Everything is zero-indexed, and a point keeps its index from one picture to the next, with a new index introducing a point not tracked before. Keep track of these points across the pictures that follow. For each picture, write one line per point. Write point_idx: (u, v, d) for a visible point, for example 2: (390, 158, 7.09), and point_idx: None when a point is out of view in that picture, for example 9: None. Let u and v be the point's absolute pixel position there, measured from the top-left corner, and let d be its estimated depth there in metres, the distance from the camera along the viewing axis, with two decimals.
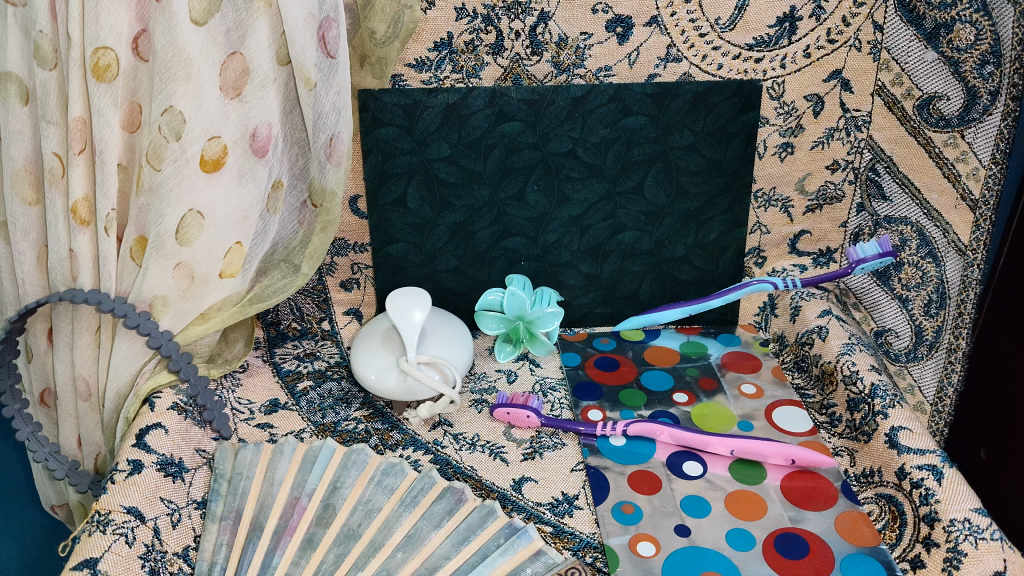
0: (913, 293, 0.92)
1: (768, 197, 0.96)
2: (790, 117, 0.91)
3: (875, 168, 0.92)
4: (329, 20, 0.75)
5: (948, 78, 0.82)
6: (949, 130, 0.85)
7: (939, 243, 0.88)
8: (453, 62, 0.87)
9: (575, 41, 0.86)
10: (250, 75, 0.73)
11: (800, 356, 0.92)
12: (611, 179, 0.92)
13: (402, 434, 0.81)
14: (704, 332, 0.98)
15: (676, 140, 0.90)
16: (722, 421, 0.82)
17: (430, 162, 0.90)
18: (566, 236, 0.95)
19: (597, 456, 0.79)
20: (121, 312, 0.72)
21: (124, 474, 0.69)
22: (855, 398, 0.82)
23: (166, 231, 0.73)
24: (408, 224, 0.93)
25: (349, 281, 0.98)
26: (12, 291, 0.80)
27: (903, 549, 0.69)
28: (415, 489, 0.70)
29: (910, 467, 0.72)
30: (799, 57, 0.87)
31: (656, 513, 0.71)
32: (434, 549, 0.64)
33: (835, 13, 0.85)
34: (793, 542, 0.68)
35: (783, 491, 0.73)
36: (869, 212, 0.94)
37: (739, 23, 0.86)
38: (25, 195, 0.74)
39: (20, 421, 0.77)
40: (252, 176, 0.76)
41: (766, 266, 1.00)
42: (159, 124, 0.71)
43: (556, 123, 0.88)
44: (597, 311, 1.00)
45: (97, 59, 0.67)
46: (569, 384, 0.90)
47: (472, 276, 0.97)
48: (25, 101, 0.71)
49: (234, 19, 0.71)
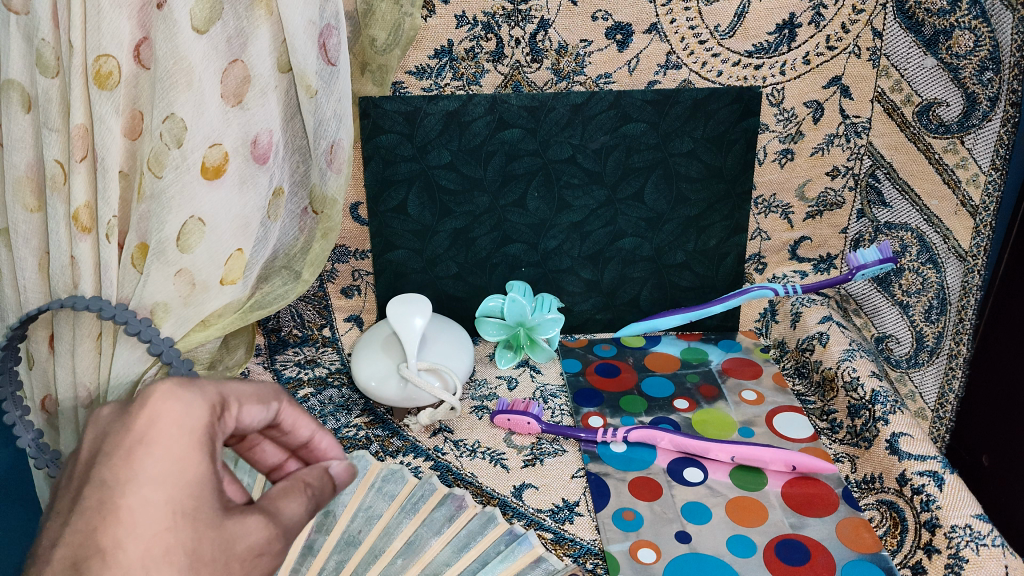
0: (914, 299, 0.91)
1: (769, 203, 0.96)
2: (790, 124, 0.91)
3: (875, 174, 0.92)
4: (329, 28, 0.75)
5: (948, 85, 0.81)
6: (948, 136, 0.83)
7: (939, 249, 0.87)
8: (453, 69, 0.86)
9: (574, 48, 0.86)
10: (250, 83, 0.73)
11: (800, 362, 0.92)
12: (611, 185, 0.92)
13: (402, 441, 0.82)
14: (704, 339, 0.98)
15: (676, 146, 0.90)
16: (723, 428, 0.82)
17: (431, 168, 0.90)
18: (567, 242, 0.95)
19: (597, 462, 0.79)
20: (121, 319, 0.72)
21: None
22: (855, 404, 0.82)
23: (166, 238, 0.73)
24: (408, 231, 0.94)
25: (350, 288, 0.98)
26: (12, 297, 0.80)
27: (904, 555, 0.68)
28: (415, 496, 0.70)
29: (911, 473, 0.72)
30: (799, 63, 0.88)
31: (657, 519, 0.71)
32: (434, 556, 0.64)
33: (835, 21, 0.85)
34: (793, 549, 0.67)
35: (783, 497, 0.73)
36: (869, 218, 0.95)
37: (739, 30, 0.86)
38: (26, 202, 0.74)
39: (20, 428, 0.76)
40: (252, 183, 0.77)
41: (766, 272, 1.01)
42: (159, 131, 0.71)
43: (556, 130, 0.89)
44: (598, 317, 1.00)
45: (98, 67, 0.67)
46: (569, 391, 0.90)
47: (472, 282, 0.97)
48: (26, 109, 0.71)
49: (235, 27, 0.71)
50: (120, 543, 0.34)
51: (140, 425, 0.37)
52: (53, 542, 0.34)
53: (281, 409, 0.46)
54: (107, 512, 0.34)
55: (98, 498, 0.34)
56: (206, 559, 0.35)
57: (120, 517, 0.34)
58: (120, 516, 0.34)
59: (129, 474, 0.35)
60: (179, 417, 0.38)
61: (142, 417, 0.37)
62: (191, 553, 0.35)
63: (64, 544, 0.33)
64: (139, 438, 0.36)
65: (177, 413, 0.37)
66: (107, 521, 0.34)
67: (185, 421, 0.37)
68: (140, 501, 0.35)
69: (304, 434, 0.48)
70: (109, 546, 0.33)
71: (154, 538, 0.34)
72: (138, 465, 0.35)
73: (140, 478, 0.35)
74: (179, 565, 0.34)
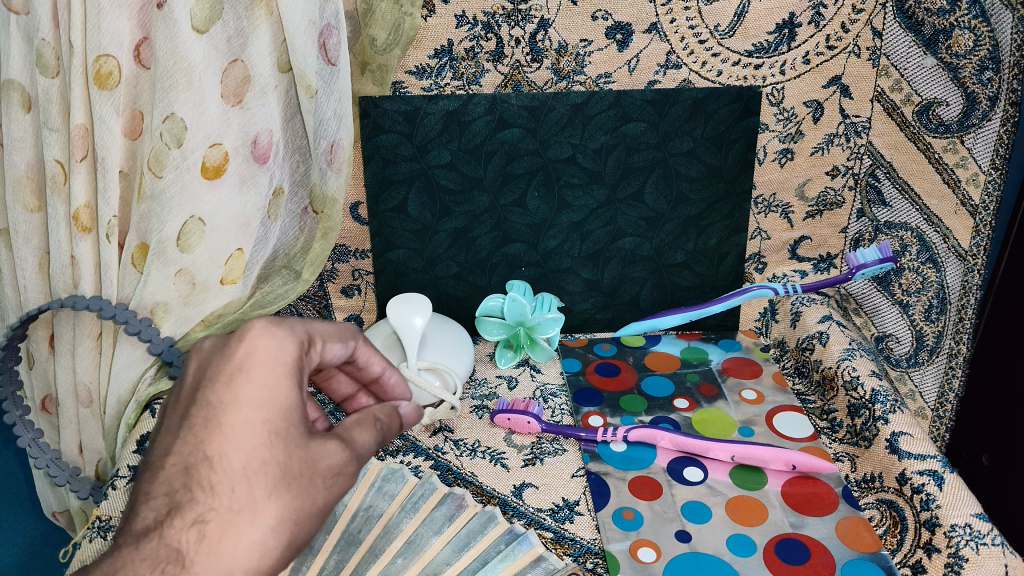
0: (914, 298, 0.91)
1: (768, 203, 0.96)
2: (790, 123, 0.91)
3: (875, 173, 0.92)
4: (329, 28, 0.75)
5: (948, 84, 0.82)
6: (948, 136, 0.84)
7: (939, 248, 0.87)
8: (453, 68, 0.86)
9: (574, 48, 0.86)
10: (250, 82, 0.73)
11: (801, 361, 0.92)
12: (611, 185, 0.92)
13: (403, 441, 0.82)
14: (704, 338, 0.98)
15: (676, 146, 0.90)
16: (722, 427, 0.82)
17: (431, 168, 0.90)
18: (567, 242, 0.95)
19: (597, 461, 0.79)
20: (121, 318, 0.73)
21: (125, 480, 0.71)
22: (855, 403, 0.82)
23: (167, 238, 0.73)
24: (408, 230, 0.94)
25: (350, 288, 0.98)
26: (12, 296, 0.80)
27: (904, 554, 0.68)
28: (416, 495, 0.70)
29: (910, 473, 0.72)
30: (799, 63, 0.88)
31: (657, 518, 0.71)
32: (435, 555, 0.64)
33: (835, 20, 0.85)
34: (794, 548, 0.67)
35: (783, 497, 0.73)
36: (869, 217, 0.95)
37: (739, 29, 0.86)
38: (26, 202, 0.74)
39: (21, 428, 0.77)
40: (253, 183, 0.77)
41: (766, 271, 1.01)
42: (160, 131, 0.71)
43: (556, 129, 0.89)
44: (597, 317, 1.00)
45: (98, 67, 0.67)
46: (569, 390, 0.90)
47: (472, 281, 0.97)
48: (27, 109, 0.71)
49: (235, 27, 0.71)
50: (223, 453, 0.43)
51: (239, 355, 0.45)
52: (168, 450, 0.43)
53: (357, 345, 0.54)
54: (211, 428, 0.43)
55: (204, 416, 0.43)
56: (294, 473, 0.43)
57: (222, 434, 0.43)
58: (222, 431, 0.43)
59: (231, 396, 0.44)
60: (275, 351, 0.45)
61: (242, 348, 0.45)
62: (278, 469, 0.43)
63: (177, 454, 0.43)
64: (238, 366, 0.44)
65: (273, 346, 0.45)
66: (212, 434, 0.43)
67: (278, 354, 0.45)
68: (241, 419, 0.43)
69: (378, 369, 0.58)
70: (214, 454, 0.42)
71: (251, 451, 0.43)
72: (238, 389, 0.44)
73: (239, 401, 0.43)
74: (271, 476, 0.43)
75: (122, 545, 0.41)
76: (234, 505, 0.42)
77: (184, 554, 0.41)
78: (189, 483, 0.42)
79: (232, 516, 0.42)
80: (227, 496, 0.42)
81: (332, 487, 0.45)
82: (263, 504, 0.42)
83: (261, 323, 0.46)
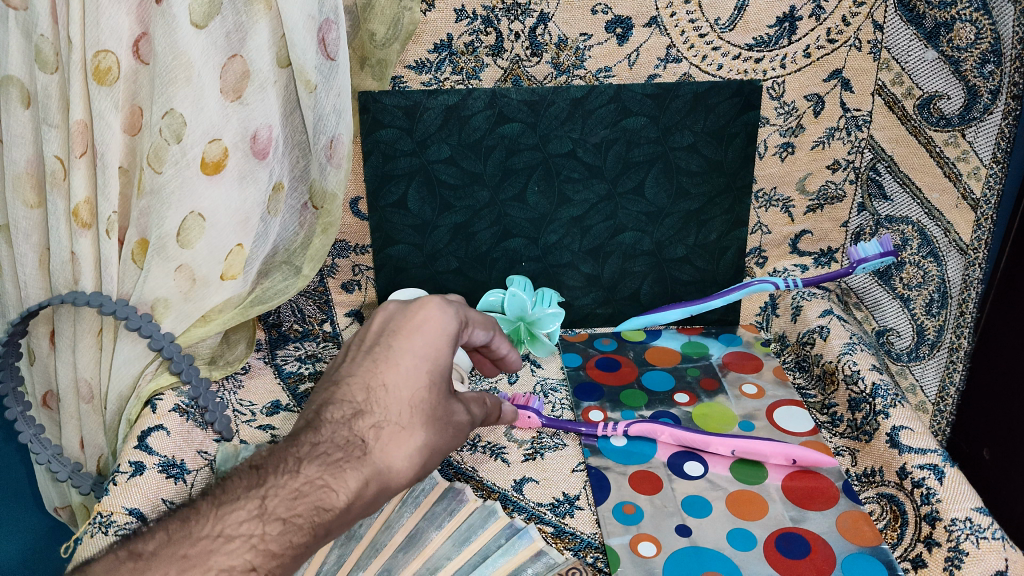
0: (914, 292, 0.91)
1: (768, 197, 0.95)
2: (790, 117, 0.90)
3: (875, 168, 0.91)
4: (329, 23, 0.75)
5: (948, 78, 0.82)
6: (949, 130, 0.84)
7: (940, 243, 0.88)
8: (453, 63, 0.86)
9: (574, 42, 0.86)
10: (250, 78, 0.73)
11: (801, 355, 0.92)
12: (611, 180, 0.92)
13: None
14: (704, 333, 0.98)
15: (676, 140, 0.90)
16: (723, 421, 0.82)
17: (430, 163, 0.90)
18: (567, 237, 0.95)
19: (597, 456, 0.79)
20: (121, 314, 0.72)
21: (125, 475, 0.70)
22: (856, 398, 0.82)
23: (166, 233, 0.73)
24: (408, 225, 0.94)
25: (350, 283, 0.99)
26: (12, 292, 0.80)
27: (904, 548, 0.69)
28: (417, 490, 0.70)
29: (911, 467, 0.72)
30: (799, 57, 0.87)
31: (657, 513, 0.71)
32: (435, 550, 0.65)
33: (835, 13, 0.84)
34: (795, 541, 0.67)
35: (783, 491, 0.73)
36: (869, 211, 0.94)
37: (739, 23, 0.85)
38: (26, 199, 0.74)
39: (22, 423, 0.77)
40: (252, 179, 0.76)
41: (767, 266, 1.00)
42: (159, 126, 0.71)
43: (556, 124, 0.88)
44: (598, 312, 1.00)
45: (97, 62, 0.67)
46: (569, 384, 0.90)
47: (473, 276, 0.97)
48: (25, 104, 0.71)
49: (234, 22, 0.71)
50: (395, 383, 0.53)
51: (418, 319, 0.56)
52: (353, 371, 0.54)
53: (494, 337, 0.67)
54: (389, 363, 0.54)
55: (384, 353, 0.54)
56: (438, 415, 0.54)
57: (397, 369, 0.53)
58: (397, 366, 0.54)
59: (406, 345, 0.54)
60: (442, 324, 0.56)
61: (420, 314, 0.56)
62: (429, 410, 0.53)
63: (359, 376, 0.53)
64: (415, 327, 0.55)
65: (442, 321, 0.56)
66: (389, 368, 0.54)
67: (445, 326, 0.56)
68: (412, 365, 0.54)
69: (504, 353, 0.70)
70: (390, 382, 0.53)
71: (415, 389, 0.53)
72: (412, 342, 0.55)
73: (413, 350, 0.54)
74: (425, 413, 0.53)
75: (323, 427, 0.50)
76: (399, 422, 0.52)
77: (367, 444, 0.50)
78: (369, 398, 0.52)
79: (398, 430, 0.51)
80: (396, 414, 0.52)
81: (457, 436, 0.56)
82: (417, 430, 0.52)
83: (437, 301, 0.58)
